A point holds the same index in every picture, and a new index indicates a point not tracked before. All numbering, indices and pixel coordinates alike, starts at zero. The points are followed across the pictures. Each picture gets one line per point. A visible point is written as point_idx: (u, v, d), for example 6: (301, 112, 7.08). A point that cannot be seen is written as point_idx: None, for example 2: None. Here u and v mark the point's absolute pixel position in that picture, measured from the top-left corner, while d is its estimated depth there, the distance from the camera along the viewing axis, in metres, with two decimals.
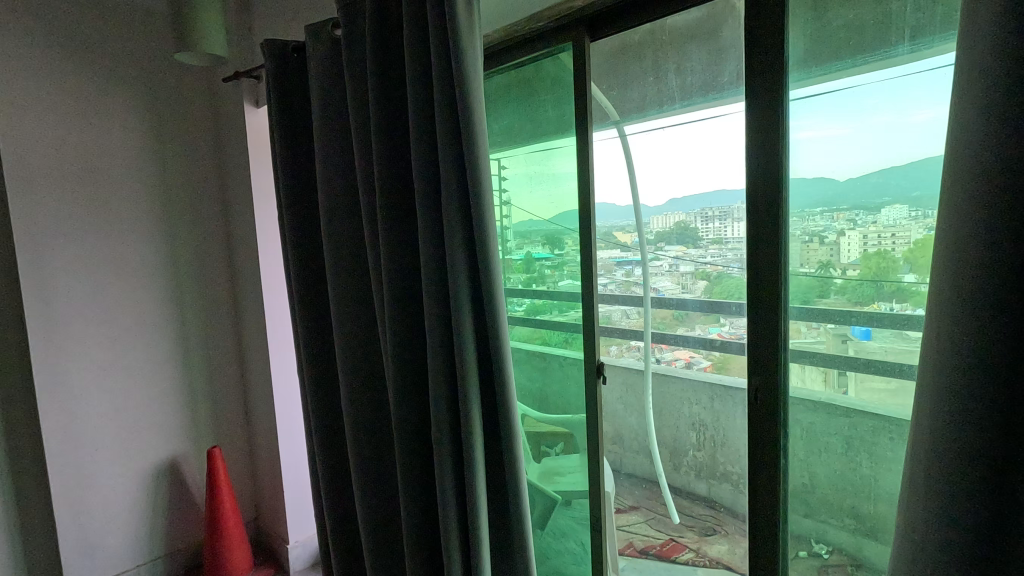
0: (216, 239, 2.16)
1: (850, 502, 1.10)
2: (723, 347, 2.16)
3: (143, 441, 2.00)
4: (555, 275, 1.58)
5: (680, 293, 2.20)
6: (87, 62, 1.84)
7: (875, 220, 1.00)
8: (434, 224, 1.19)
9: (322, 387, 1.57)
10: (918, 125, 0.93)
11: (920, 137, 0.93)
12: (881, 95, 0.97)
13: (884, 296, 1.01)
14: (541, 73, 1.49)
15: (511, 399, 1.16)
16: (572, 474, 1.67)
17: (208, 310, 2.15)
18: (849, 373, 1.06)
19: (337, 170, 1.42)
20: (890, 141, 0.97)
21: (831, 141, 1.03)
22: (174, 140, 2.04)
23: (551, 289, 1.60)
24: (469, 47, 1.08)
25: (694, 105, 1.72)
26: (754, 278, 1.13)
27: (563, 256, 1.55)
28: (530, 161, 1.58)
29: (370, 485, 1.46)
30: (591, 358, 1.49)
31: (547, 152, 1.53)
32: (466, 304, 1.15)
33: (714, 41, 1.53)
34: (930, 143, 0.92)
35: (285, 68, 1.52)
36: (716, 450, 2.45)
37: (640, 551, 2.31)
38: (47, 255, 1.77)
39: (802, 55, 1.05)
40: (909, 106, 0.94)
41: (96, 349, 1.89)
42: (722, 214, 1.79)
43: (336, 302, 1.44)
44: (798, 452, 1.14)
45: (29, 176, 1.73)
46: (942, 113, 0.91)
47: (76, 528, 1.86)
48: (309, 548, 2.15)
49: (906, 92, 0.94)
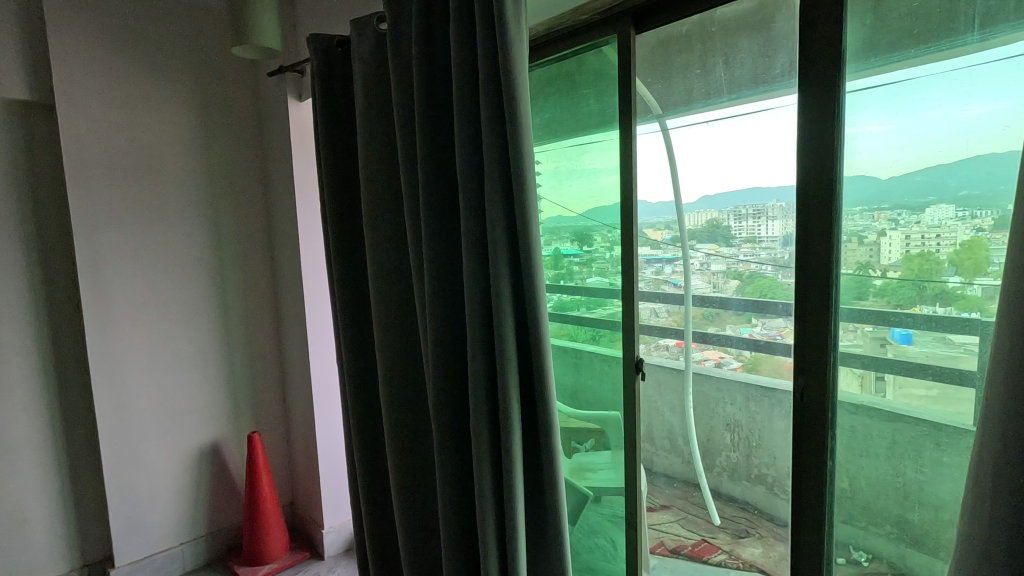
0: (257, 230, 2.22)
1: (895, 509, 1.07)
2: (769, 347, 2.12)
3: (187, 424, 2.08)
4: (583, 271, 1.59)
5: (712, 293, 2.14)
6: (139, 56, 1.90)
7: (919, 220, 0.98)
8: (477, 219, 1.20)
9: (361, 377, 1.60)
10: (970, 120, 0.91)
11: (971, 132, 0.91)
12: (935, 88, 0.94)
13: (926, 299, 0.99)
14: (584, 67, 1.48)
15: (551, 395, 1.16)
16: (602, 471, 1.67)
17: (250, 297, 2.21)
18: (887, 377, 1.05)
19: (380, 163, 1.44)
20: (939, 137, 0.95)
21: (878, 138, 1.00)
22: (220, 133, 2.10)
23: (579, 286, 1.61)
24: (515, 39, 1.08)
25: (743, 98, 1.73)
26: (801, 273, 1.08)
27: (592, 252, 1.55)
28: (561, 156, 1.59)
29: (407, 475, 1.49)
30: (630, 354, 1.45)
31: (579, 147, 1.53)
32: (507, 297, 1.16)
33: (766, 31, 1.59)
34: (984, 139, 0.90)
35: (329, 62, 1.54)
36: (751, 451, 2.40)
37: (672, 550, 2.29)
38: (101, 243, 1.85)
39: (861, 45, 1.00)
40: (962, 100, 0.92)
41: (147, 334, 1.96)
42: (757, 213, 1.83)
43: (377, 294, 1.46)
44: (844, 455, 1.11)
45: (86, 167, 1.80)
46: (995, 109, 0.89)
47: (126, 505, 1.95)
48: (342, 534, 2.20)
49: (962, 86, 0.92)
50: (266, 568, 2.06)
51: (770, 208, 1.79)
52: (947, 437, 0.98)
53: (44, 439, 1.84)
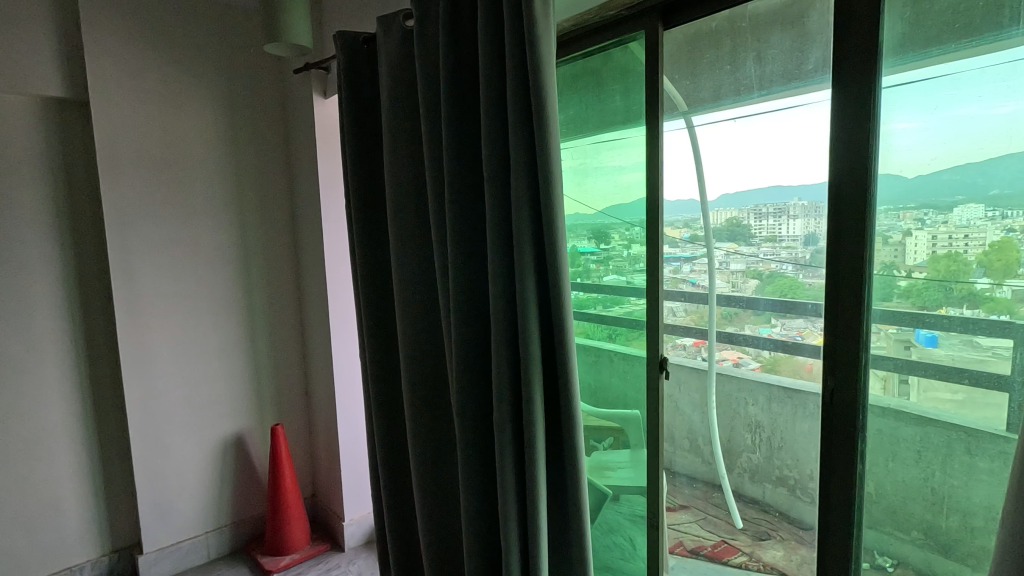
0: (282, 225, 2.25)
1: (924, 513, 1.05)
2: (795, 348, 2.07)
3: (212, 415, 2.12)
4: (599, 270, 1.60)
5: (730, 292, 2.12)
6: (169, 53, 1.93)
7: (946, 220, 0.97)
8: (502, 214, 1.20)
9: (384, 370, 1.61)
10: (1002, 117, 0.90)
11: (1003, 129, 0.90)
12: (969, 84, 0.93)
13: (954, 300, 0.98)
14: (609, 63, 1.47)
15: (574, 390, 1.16)
16: (622, 469, 1.67)
17: (274, 291, 2.24)
18: (912, 381, 1.03)
19: (405, 157, 1.45)
20: (970, 134, 0.94)
21: (907, 136, 0.98)
22: (247, 129, 2.13)
23: (596, 284, 1.62)
24: (544, 34, 1.08)
25: (773, 95, 1.69)
26: (833, 273, 1.05)
27: (609, 250, 1.56)
28: (584, 154, 1.58)
29: (428, 467, 1.50)
30: (653, 352, 1.44)
31: (597, 146, 1.54)
32: (532, 291, 1.16)
33: (798, 28, 1.55)
34: (1018, 136, 0.88)
35: (355, 60, 1.56)
36: (774, 453, 2.35)
37: (691, 551, 2.27)
38: (132, 237, 1.89)
39: (899, 39, 0.98)
40: (994, 98, 0.91)
41: (175, 327, 2.00)
42: (778, 211, 1.83)
43: (400, 287, 1.47)
44: (875, 458, 1.09)
45: (118, 162, 1.84)
46: None
47: (153, 493, 1.99)
48: (363, 526, 2.23)
49: (996, 82, 0.90)
50: (288, 558, 2.10)
51: (790, 206, 1.78)
52: (977, 442, 0.97)
53: (77, 427, 1.90)
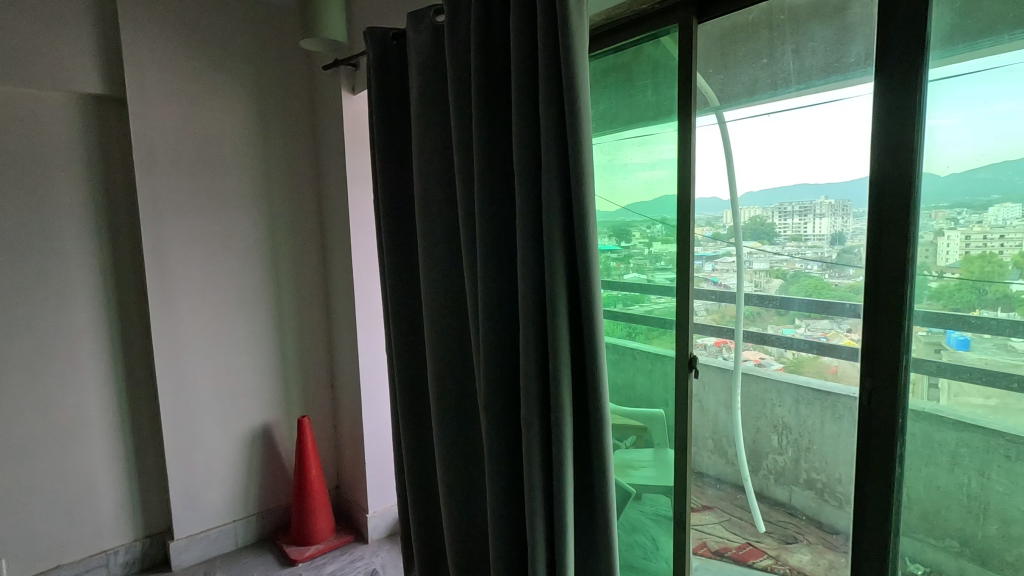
0: (310, 219, 2.28)
1: (960, 518, 1.03)
2: (833, 350, 1.97)
3: (241, 405, 2.16)
4: (620, 267, 1.59)
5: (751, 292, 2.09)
6: (202, 50, 1.97)
7: (980, 219, 0.95)
8: (532, 208, 1.19)
9: (409, 361, 1.62)
10: None
11: None
12: (1015, 78, 0.90)
13: (986, 302, 0.96)
14: (640, 58, 1.45)
15: (603, 385, 1.15)
16: (645, 469, 1.66)
17: (301, 284, 2.27)
18: (943, 384, 1.00)
19: (434, 152, 1.45)
20: (1010, 131, 0.91)
21: (948, 132, 0.96)
22: (277, 124, 2.16)
23: (615, 282, 1.61)
24: (577, 29, 1.07)
25: (812, 88, 1.66)
26: (874, 270, 1.02)
27: (629, 248, 1.56)
28: (604, 151, 1.59)
29: (454, 457, 1.50)
30: (682, 350, 1.42)
31: (617, 142, 1.55)
32: (561, 286, 1.15)
33: (840, 19, 1.55)
34: None
35: (385, 57, 1.56)
36: (801, 456, 2.31)
37: (715, 552, 2.26)
38: (166, 231, 1.93)
39: (948, 30, 0.95)
40: None
41: (206, 318, 2.05)
42: (803, 210, 1.80)
43: (427, 278, 1.48)
44: (914, 464, 1.05)
45: (152, 157, 1.89)
46: None
47: (184, 481, 2.04)
48: (386, 519, 2.25)
49: None
50: (313, 549, 2.13)
51: (817, 205, 1.75)
52: (1019, 448, 0.94)
53: (111, 415, 1.95)
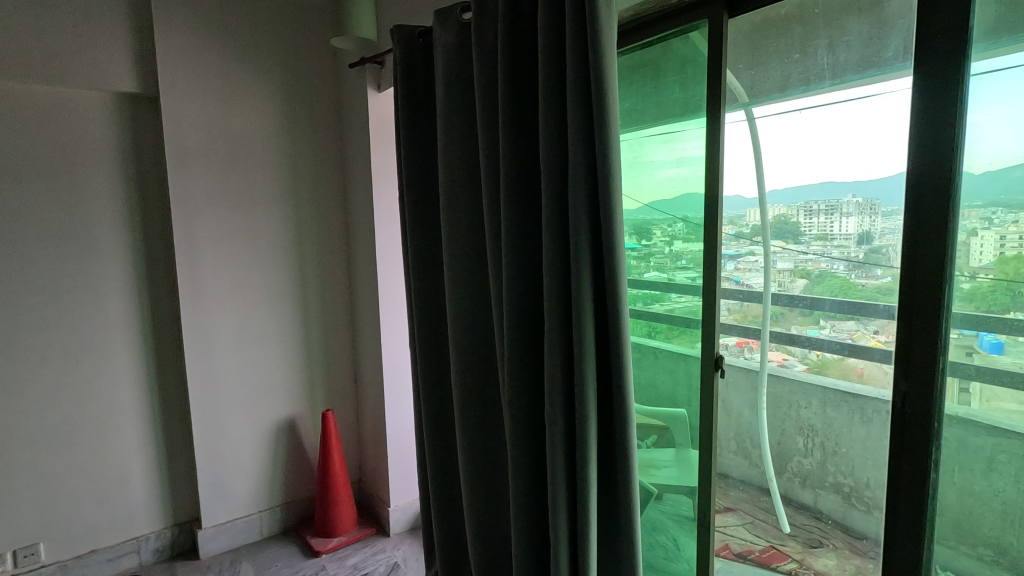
0: (335, 215, 2.31)
1: (997, 525, 1.00)
2: (863, 351, 1.90)
3: (267, 398, 2.20)
4: (641, 266, 1.58)
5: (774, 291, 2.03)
6: (233, 49, 2.01)
7: (1016, 219, 0.91)
8: (558, 204, 1.18)
9: (433, 356, 1.64)
10: None
11: None
12: None
13: (1021, 305, 0.92)
14: (669, 54, 1.43)
15: (628, 381, 1.15)
16: (665, 468, 1.64)
17: (326, 280, 2.30)
18: (976, 387, 0.98)
19: (460, 148, 1.46)
20: None
21: (985, 129, 0.93)
22: (304, 122, 2.19)
23: (637, 281, 1.60)
24: (606, 24, 1.07)
25: (846, 83, 1.64)
26: (909, 271, 1.00)
27: (651, 246, 1.55)
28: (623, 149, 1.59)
29: (478, 452, 1.52)
30: (708, 349, 1.40)
31: (638, 140, 1.55)
32: (587, 281, 1.14)
33: (876, 15, 1.57)
34: None
35: (411, 55, 1.57)
36: (827, 459, 2.25)
37: (737, 555, 2.35)
38: (197, 226, 1.97)
39: (991, 24, 0.92)
40: None
41: (234, 312, 2.09)
42: (830, 209, 1.76)
43: (452, 273, 1.49)
44: (950, 470, 1.02)
45: (183, 154, 1.93)
46: None
47: (212, 470, 2.09)
48: (407, 513, 2.27)
49: None
50: (335, 540, 2.16)
51: (845, 203, 1.72)
52: None
53: (142, 405, 2.00)
